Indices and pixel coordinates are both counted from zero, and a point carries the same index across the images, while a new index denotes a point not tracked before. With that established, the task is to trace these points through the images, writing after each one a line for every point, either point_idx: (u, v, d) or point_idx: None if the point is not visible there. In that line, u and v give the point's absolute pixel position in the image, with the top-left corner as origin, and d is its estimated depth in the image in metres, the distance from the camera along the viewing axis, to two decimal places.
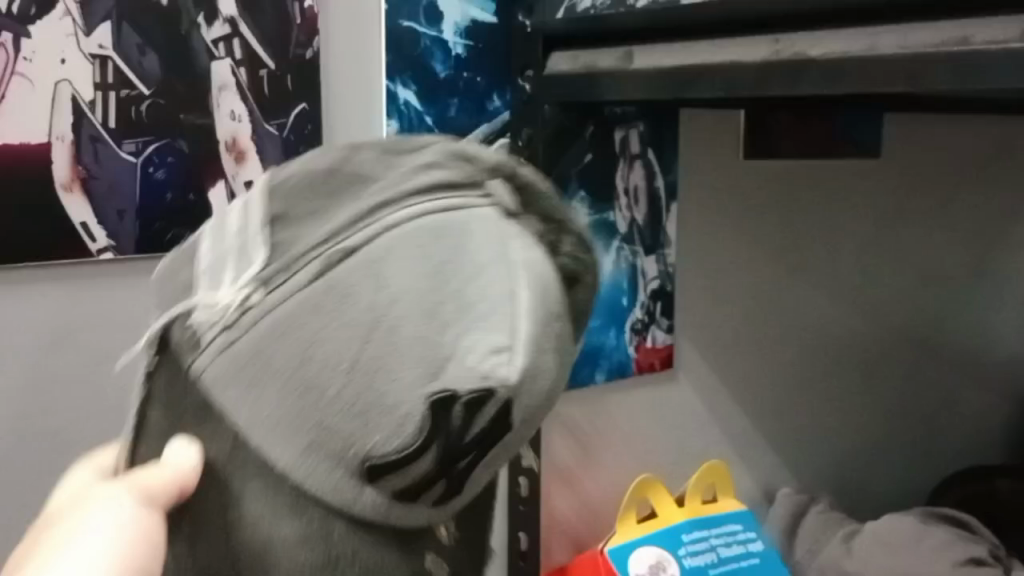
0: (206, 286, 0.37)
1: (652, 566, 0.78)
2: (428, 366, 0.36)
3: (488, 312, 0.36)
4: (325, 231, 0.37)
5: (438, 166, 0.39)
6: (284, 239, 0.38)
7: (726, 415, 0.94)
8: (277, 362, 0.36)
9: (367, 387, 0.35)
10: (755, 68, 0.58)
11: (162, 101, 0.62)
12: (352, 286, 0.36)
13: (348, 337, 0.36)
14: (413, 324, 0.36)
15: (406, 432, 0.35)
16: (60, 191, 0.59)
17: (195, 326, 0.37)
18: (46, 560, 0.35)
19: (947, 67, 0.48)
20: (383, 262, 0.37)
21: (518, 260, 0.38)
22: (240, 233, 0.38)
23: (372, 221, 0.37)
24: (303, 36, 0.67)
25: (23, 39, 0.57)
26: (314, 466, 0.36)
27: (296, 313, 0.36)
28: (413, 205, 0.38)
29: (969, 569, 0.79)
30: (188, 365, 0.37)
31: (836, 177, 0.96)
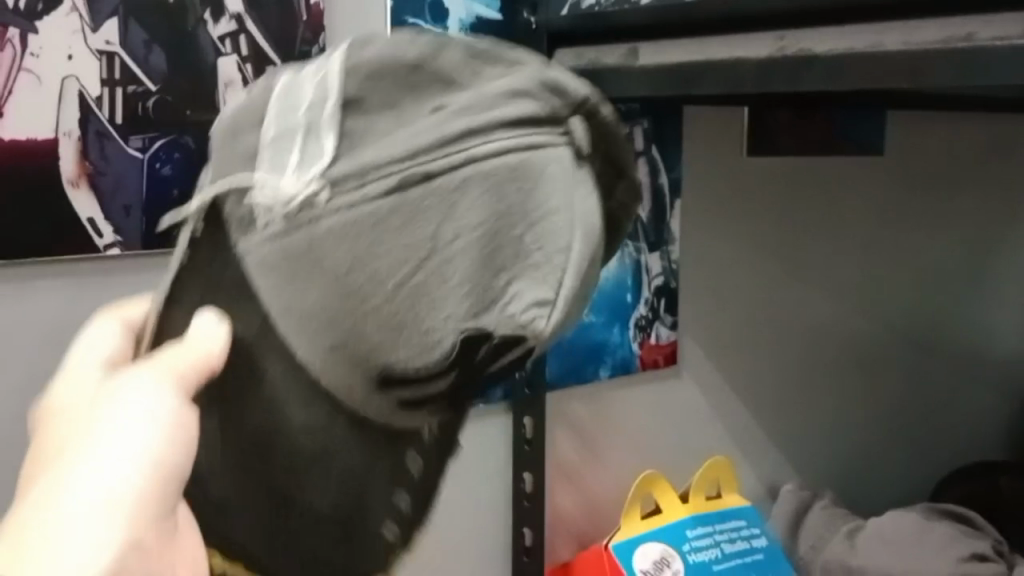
0: (265, 169, 0.39)
1: (656, 562, 0.78)
2: (474, 302, 0.41)
3: (540, 263, 0.41)
4: (411, 145, 0.39)
5: (532, 95, 0.40)
6: (353, 129, 0.39)
7: (729, 411, 0.94)
8: (330, 261, 0.39)
9: (411, 308, 0.40)
10: (758, 65, 0.57)
11: (168, 97, 0.62)
12: (420, 210, 0.40)
13: (407, 256, 0.40)
14: (469, 262, 0.41)
15: (435, 355, 0.41)
16: (66, 187, 0.59)
17: (253, 206, 0.39)
18: (85, 441, 0.38)
19: (951, 65, 0.48)
20: (459, 196, 0.40)
21: (582, 214, 0.42)
22: (311, 111, 0.39)
23: (459, 145, 0.39)
24: (308, 34, 0.67)
25: (29, 35, 0.57)
26: (339, 364, 0.41)
27: (366, 230, 0.39)
28: (503, 138, 0.40)
29: (973, 565, 0.79)
30: (238, 237, 0.40)
31: (838, 175, 0.96)
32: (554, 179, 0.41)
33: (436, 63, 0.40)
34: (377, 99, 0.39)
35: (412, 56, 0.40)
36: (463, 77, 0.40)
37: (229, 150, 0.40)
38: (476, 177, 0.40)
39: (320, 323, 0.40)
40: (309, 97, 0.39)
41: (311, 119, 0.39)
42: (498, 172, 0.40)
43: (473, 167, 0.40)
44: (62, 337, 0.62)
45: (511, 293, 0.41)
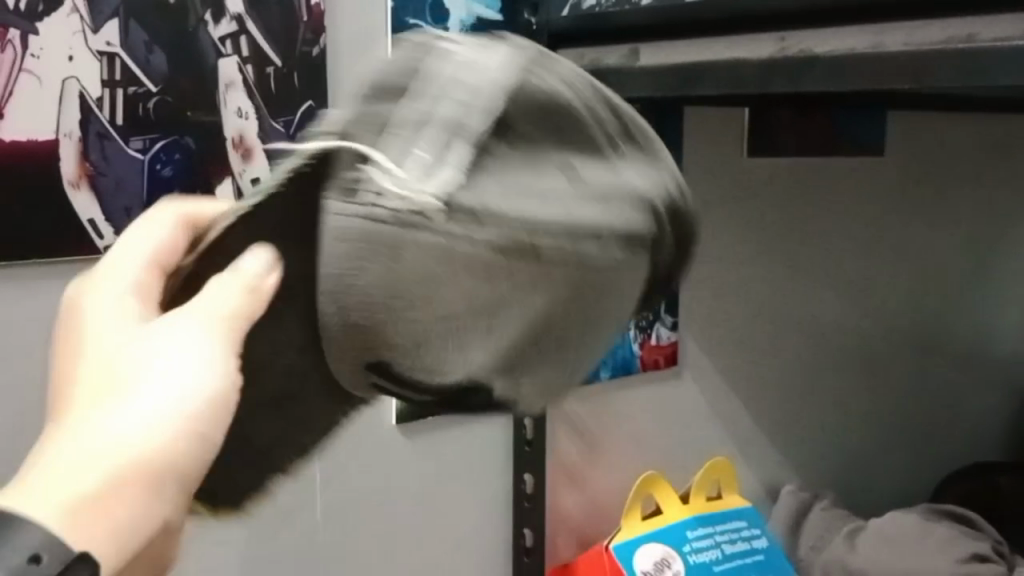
0: (391, 154, 0.39)
1: (657, 563, 0.78)
2: (500, 362, 0.44)
3: (566, 350, 0.45)
4: (536, 212, 0.41)
5: (646, 202, 0.45)
6: (488, 160, 0.41)
7: (730, 412, 0.94)
8: (406, 264, 0.40)
9: (450, 334, 0.42)
10: (759, 66, 0.57)
11: (168, 98, 0.62)
12: (510, 265, 0.41)
13: (477, 293, 0.41)
14: (518, 320, 0.43)
15: (439, 375, 0.43)
16: (68, 188, 0.59)
17: (363, 175, 0.39)
18: (143, 360, 0.39)
19: (954, 64, 0.47)
20: (551, 269, 0.42)
21: (614, 325, 0.47)
22: (466, 121, 0.40)
23: (578, 236, 0.42)
24: (309, 34, 0.67)
25: (30, 35, 0.57)
26: (363, 343, 0.43)
27: (455, 264, 0.40)
28: (614, 242, 0.43)
29: (973, 565, 0.79)
30: (331, 194, 0.40)
31: (838, 176, 0.96)
32: (622, 285, 0.45)
33: (587, 129, 0.44)
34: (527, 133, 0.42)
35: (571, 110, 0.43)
36: (600, 156, 0.44)
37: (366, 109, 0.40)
38: (570, 259, 0.42)
39: (359, 302, 0.41)
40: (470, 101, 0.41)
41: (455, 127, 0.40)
42: (597, 267, 0.43)
43: (576, 249, 0.42)
44: None
45: (529, 373, 0.45)
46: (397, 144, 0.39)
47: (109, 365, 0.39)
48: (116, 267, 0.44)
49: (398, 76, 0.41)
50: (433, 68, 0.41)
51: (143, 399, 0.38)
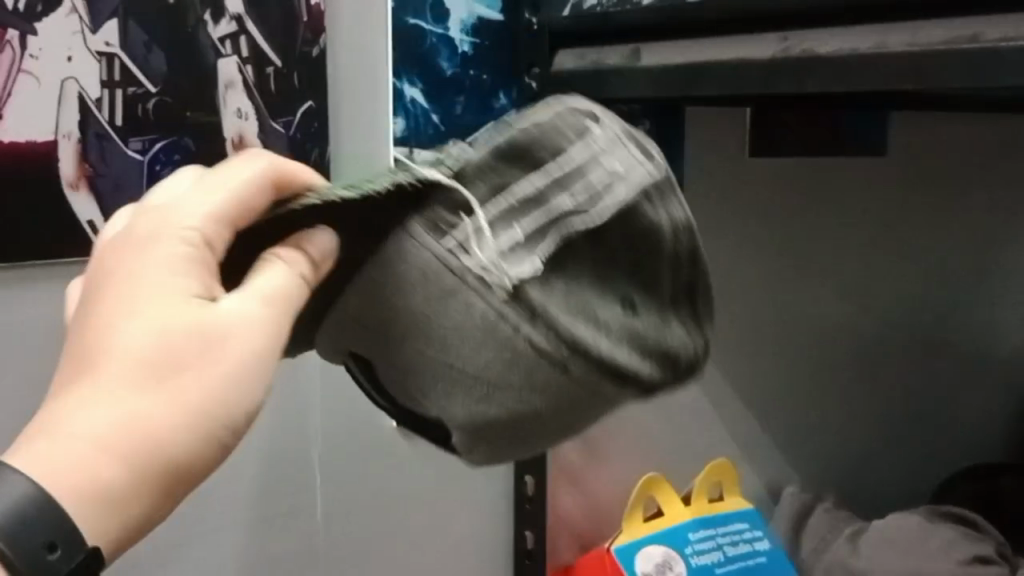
0: (495, 219, 0.40)
1: (658, 565, 0.78)
2: (475, 434, 0.43)
3: (537, 447, 0.44)
4: (585, 335, 0.41)
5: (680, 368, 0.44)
6: (563, 259, 0.41)
7: (733, 413, 0.94)
8: (446, 315, 0.40)
9: (455, 395, 0.41)
10: (762, 66, 0.57)
11: (167, 99, 0.62)
12: (527, 373, 0.40)
13: (488, 378, 0.41)
14: (513, 421, 0.42)
15: (420, 407, 0.44)
16: (66, 189, 0.59)
17: (456, 224, 0.40)
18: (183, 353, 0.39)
19: (959, 63, 0.47)
20: (566, 384, 0.41)
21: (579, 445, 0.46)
22: (567, 217, 0.40)
23: (607, 371, 0.41)
24: (309, 34, 0.67)
25: (29, 36, 0.57)
26: (377, 353, 0.43)
27: (488, 341, 0.40)
28: (631, 386, 0.42)
29: (976, 567, 0.79)
30: (422, 215, 0.40)
31: (841, 176, 0.96)
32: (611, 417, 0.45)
33: (677, 268, 0.42)
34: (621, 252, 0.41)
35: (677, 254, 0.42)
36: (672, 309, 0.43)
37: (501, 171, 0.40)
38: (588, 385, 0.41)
39: (385, 323, 0.41)
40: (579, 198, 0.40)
41: (551, 225, 0.40)
42: (608, 400, 0.42)
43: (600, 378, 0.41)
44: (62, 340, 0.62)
45: (490, 453, 0.45)
46: (497, 207, 0.40)
47: (152, 342, 0.39)
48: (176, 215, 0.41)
49: (545, 137, 0.40)
50: (579, 151, 0.40)
51: (178, 394, 0.39)
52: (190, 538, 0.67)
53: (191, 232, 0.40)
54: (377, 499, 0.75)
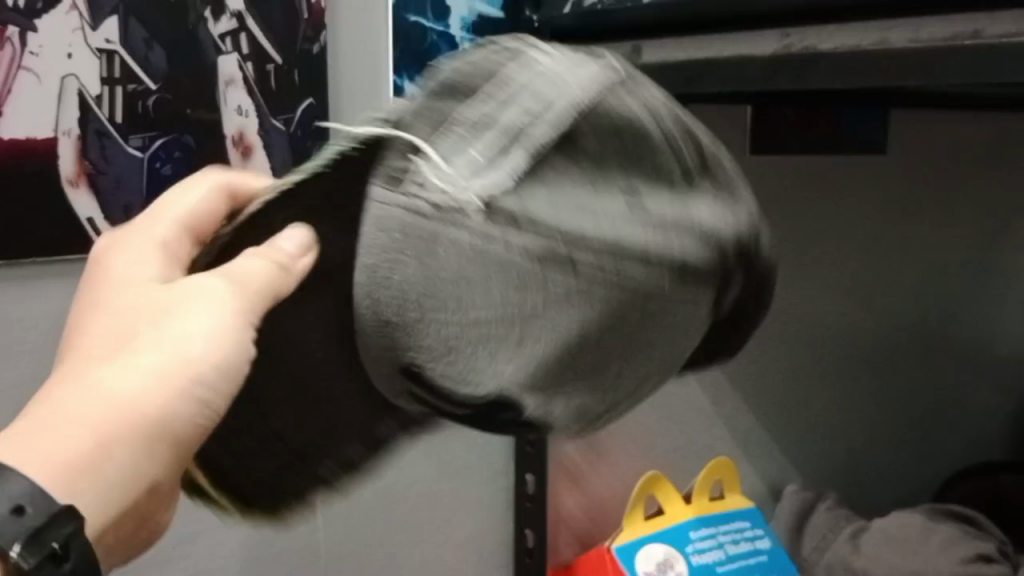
0: (443, 150, 0.40)
1: (660, 563, 0.77)
2: (537, 382, 0.46)
3: (597, 374, 0.47)
4: (584, 224, 0.42)
5: (714, 237, 0.45)
6: (544, 171, 0.41)
7: (732, 411, 0.94)
8: (441, 271, 0.42)
9: (485, 345, 0.44)
10: (762, 62, 0.57)
11: (167, 96, 0.62)
12: (541, 280, 0.43)
13: (508, 305, 0.43)
14: (546, 336, 0.44)
15: (468, 389, 0.46)
16: (66, 187, 0.59)
17: (410, 168, 0.40)
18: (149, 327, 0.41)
19: (959, 61, 0.47)
20: (591, 285, 0.43)
21: (667, 361, 0.49)
22: (523, 126, 0.40)
23: (622, 258, 0.43)
24: (309, 32, 0.67)
25: (29, 33, 0.56)
26: (395, 341, 0.44)
27: (494, 267, 0.42)
28: (657, 261, 0.44)
29: (977, 566, 0.78)
30: (381, 176, 0.40)
31: (843, 174, 0.95)
32: (676, 322, 0.47)
33: (658, 147, 0.43)
34: (590, 153, 0.43)
35: (652, 136, 0.43)
36: (672, 184, 0.44)
37: (433, 104, 0.41)
38: (614, 283, 0.44)
39: (395, 302, 0.43)
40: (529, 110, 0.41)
41: (506, 135, 0.40)
42: (641, 285, 0.44)
43: (621, 271, 0.43)
44: (61, 338, 0.62)
45: (563, 397, 0.47)
46: (446, 139, 0.40)
47: (119, 323, 0.41)
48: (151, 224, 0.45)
49: (472, 71, 0.41)
50: (511, 73, 0.41)
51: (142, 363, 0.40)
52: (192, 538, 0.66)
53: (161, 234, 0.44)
54: (378, 497, 0.75)
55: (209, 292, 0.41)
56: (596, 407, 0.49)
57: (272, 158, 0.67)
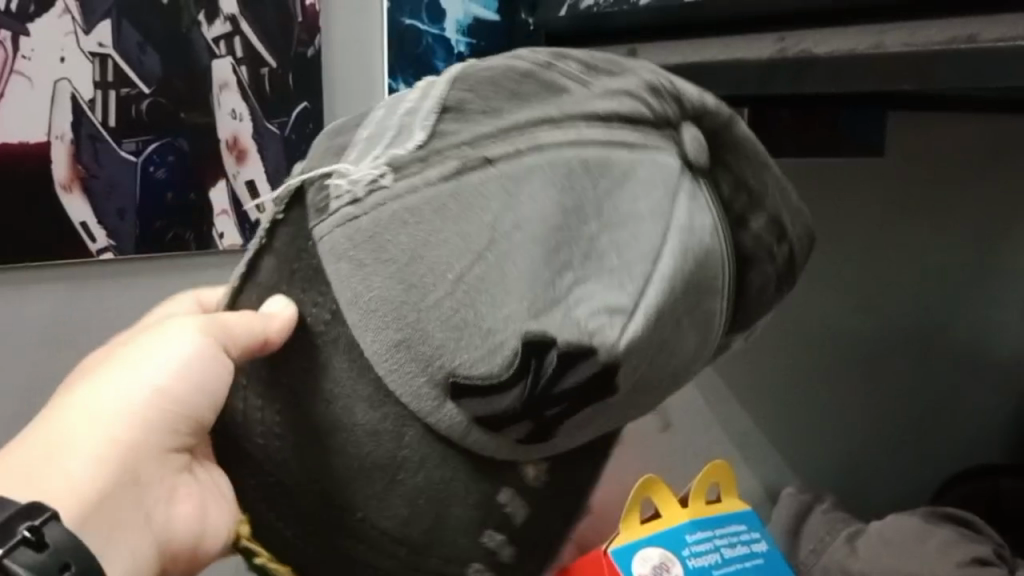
0: (351, 158, 0.40)
1: (656, 566, 0.77)
2: (539, 302, 0.40)
3: (619, 266, 0.41)
4: (496, 130, 0.40)
5: (635, 95, 0.42)
6: (447, 130, 0.40)
7: (728, 414, 0.96)
8: (393, 250, 0.39)
9: (471, 304, 0.39)
10: (759, 66, 0.57)
11: (161, 99, 0.62)
12: (478, 198, 0.39)
13: (461, 249, 0.39)
14: (529, 255, 0.39)
15: (495, 361, 0.40)
16: (59, 191, 0.60)
17: (329, 190, 0.40)
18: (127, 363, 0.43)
19: (959, 63, 0.46)
20: (530, 177, 0.40)
21: (679, 220, 0.42)
22: (407, 115, 0.40)
23: (537, 133, 0.40)
24: (304, 35, 0.68)
25: (21, 37, 0.57)
26: (397, 367, 0.40)
27: (430, 209, 0.39)
28: (593, 130, 0.41)
29: (975, 569, 0.77)
30: (312, 226, 0.40)
31: (838, 175, 0.96)
32: (662, 185, 0.41)
33: (543, 72, 0.41)
34: (480, 105, 0.40)
35: (525, 65, 0.41)
36: (574, 86, 0.42)
37: (327, 144, 0.41)
38: (546, 163, 0.40)
39: (382, 315, 0.39)
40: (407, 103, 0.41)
41: (397, 127, 0.40)
42: (593, 162, 0.41)
43: (546, 155, 0.40)
44: (58, 340, 0.63)
45: (575, 296, 0.40)
46: (346, 156, 0.40)
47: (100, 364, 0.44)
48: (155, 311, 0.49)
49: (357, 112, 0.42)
50: (396, 96, 0.42)
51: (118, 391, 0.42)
52: None
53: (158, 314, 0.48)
54: None
55: (187, 326, 0.43)
56: (626, 301, 0.41)
57: (266, 163, 0.68)
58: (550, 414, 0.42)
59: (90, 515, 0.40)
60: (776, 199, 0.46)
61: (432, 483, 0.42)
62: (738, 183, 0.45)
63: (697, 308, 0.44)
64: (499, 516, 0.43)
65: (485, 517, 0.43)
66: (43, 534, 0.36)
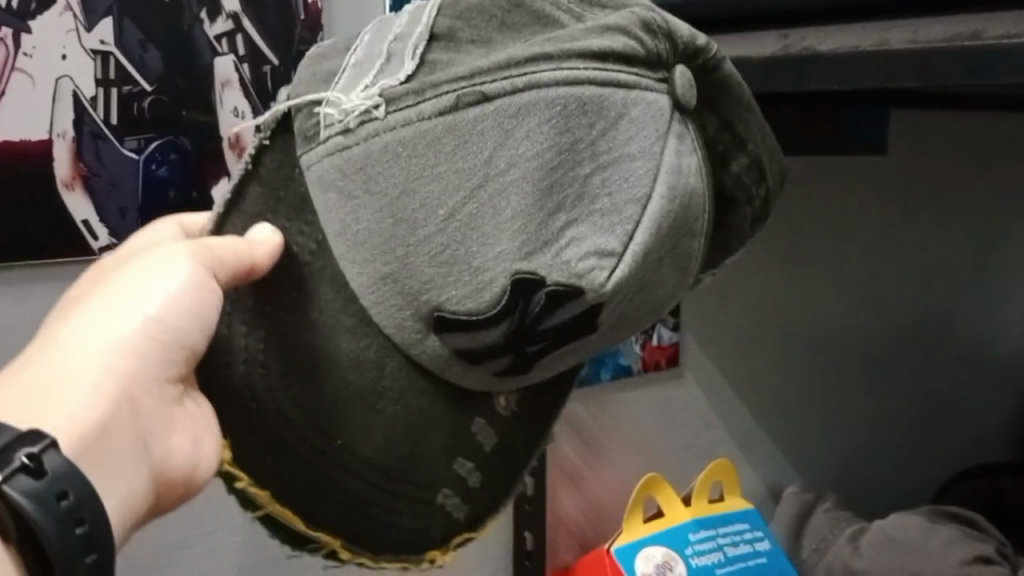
0: (339, 88, 0.39)
1: (658, 566, 0.76)
2: (530, 242, 0.39)
3: (610, 207, 0.40)
4: (489, 63, 0.39)
5: (630, 32, 0.41)
6: (437, 60, 0.40)
7: (731, 411, 0.93)
8: (384, 182, 0.38)
9: (461, 242, 0.39)
10: (762, 62, 0.56)
11: (163, 98, 0.60)
12: (471, 135, 0.39)
13: (452, 187, 0.39)
14: (519, 193, 0.39)
15: (482, 298, 0.39)
16: (60, 189, 0.57)
17: (319, 118, 0.39)
18: (114, 291, 0.41)
19: (961, 60, 0.46)
20: (524, 115, 0.39)
21: (667, 163, 0.41)
22: (397, 41, 0.40)
23: (533, 69, 0.39)
24: (305, 33, 0.65)
25: (23, 34, 0.55)
26: (383, 301, 0.39)
27: (419, 143, 0.38)
28: (585, 66, 0.40)
29: (977, 568, 0.77)
30: (299, 155, 0.39)
31: (841, 173, 0.96)
32: (654, 123, 0.41)
33: (541, 3, 0.42)
34: (469, 34, 0.41)
35: None
36: (566, 19, 0.42)
37: (315, 70, 0.40)
38: (542, 101, 0.39)
39: (372, 248, 0.39)
40: (398, 31, 0.41)
41: (386, 56, 0.40)
42: (592, 99, 0.40)
43: (544, 92, 0.39)
44: None
45: (567, 239, 0.40)
46: (337, 85, 0.39)
47: (89, 289, 0.42)
48: (147, 236, 0.47)
49: (349, 41, 0.42)
50: (387, 23, 0.42)
51: (106, 317, 0.40)
52: (186, 541, 0.66)
53: (147, 240, 0.47)
54: None
55: (174, 254, 0.41)
56: (615, 243, 0.40)
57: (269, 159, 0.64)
58: (531, 349, 0.41)
59: (89, 443, 0.38)
60: (761, 140, 0.47)
61: (408, 414, 0.41)
62: (726, 124, 0.46)
63: (681, 248, 0.43)
64: (470, 444, 0.43)
65: (457, 446, 0.43)
66: (44, 460, 0.34)
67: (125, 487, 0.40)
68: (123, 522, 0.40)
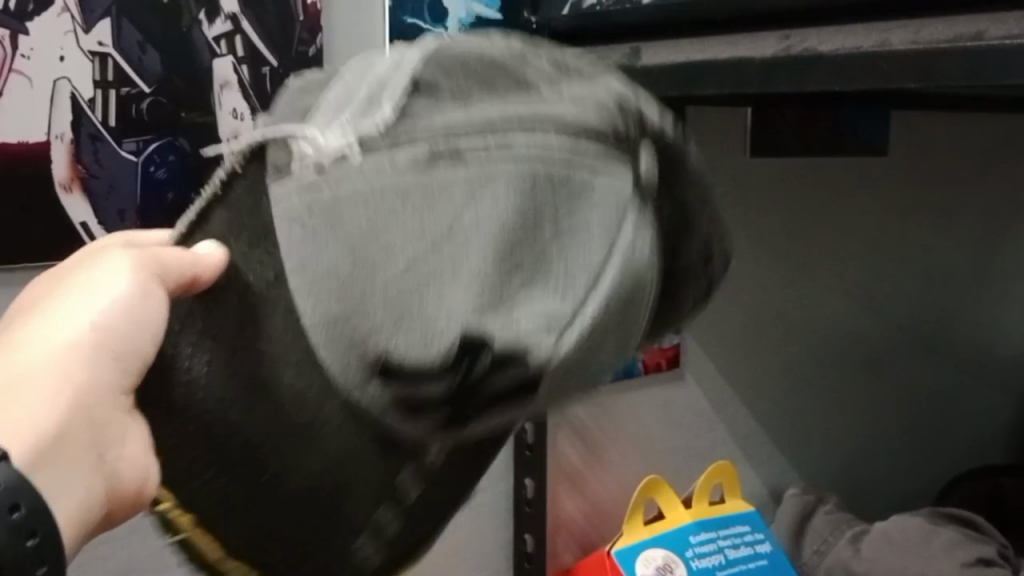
0: (319, 124, 0.39)
1: (659, 567, 0.76)
2: (484, 301, 0.38)
3: (564, 278, 0.39)
4: (455, 124, 0.39)
5: (605, 106, 0.40)
6: (410, 109, 0.38)
7: (733, 415, 0.93)
8: (346, 225, 0.38)
9: (414, 296, 0.37)
10: (761, 64, 0.56)
11: (162, 98, 0.59)
12: (431, 193, 0.38)
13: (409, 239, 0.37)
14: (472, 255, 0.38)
15: (429, 353, 0.37)
16: (60, 191, 0.56)
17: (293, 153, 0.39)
18: (56, 305, 0.41)
19: (961, 62, 0.46)
20: (487, 180, 0.38)
21: (624, 240, 0.39)
22: (378, 84, 0.40)
23: (505, 134, 0.38)
24: (305, 33, 0.64)
25: (21, 36, 0.54)
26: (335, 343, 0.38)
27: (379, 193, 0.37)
28: (552, 136, 0.39)
29: (978, 569, 0.78)
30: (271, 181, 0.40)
31: (841, 174, 0.95)
32: (615, 196, 0.39)
33: (515, 65, 0.40)
34: (452, 87, 0.39)
35: (498, 53, 0.40)
36: (544, 83, 0.40)
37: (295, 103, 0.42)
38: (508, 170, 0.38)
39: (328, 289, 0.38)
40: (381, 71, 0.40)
41: (367, 99, 0.39)
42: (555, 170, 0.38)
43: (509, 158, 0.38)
44: None
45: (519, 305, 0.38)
46: (313, 120, 0.40)
47: (27, 309, 0.42)
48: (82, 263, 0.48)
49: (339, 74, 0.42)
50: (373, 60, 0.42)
51: (51, 332, 0.40)
52: None
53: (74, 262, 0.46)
54: None
55: (120, 264, 0.41)
56: (567, 316, 0.38)
57: None
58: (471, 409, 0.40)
59: (47, 449, 0.38)
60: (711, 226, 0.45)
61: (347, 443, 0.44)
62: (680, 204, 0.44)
63: (630, 326, 0.41)
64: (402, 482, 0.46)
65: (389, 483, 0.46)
66: None
67: (80, 493, 0.40)
68: (76, 530, 0.40)
